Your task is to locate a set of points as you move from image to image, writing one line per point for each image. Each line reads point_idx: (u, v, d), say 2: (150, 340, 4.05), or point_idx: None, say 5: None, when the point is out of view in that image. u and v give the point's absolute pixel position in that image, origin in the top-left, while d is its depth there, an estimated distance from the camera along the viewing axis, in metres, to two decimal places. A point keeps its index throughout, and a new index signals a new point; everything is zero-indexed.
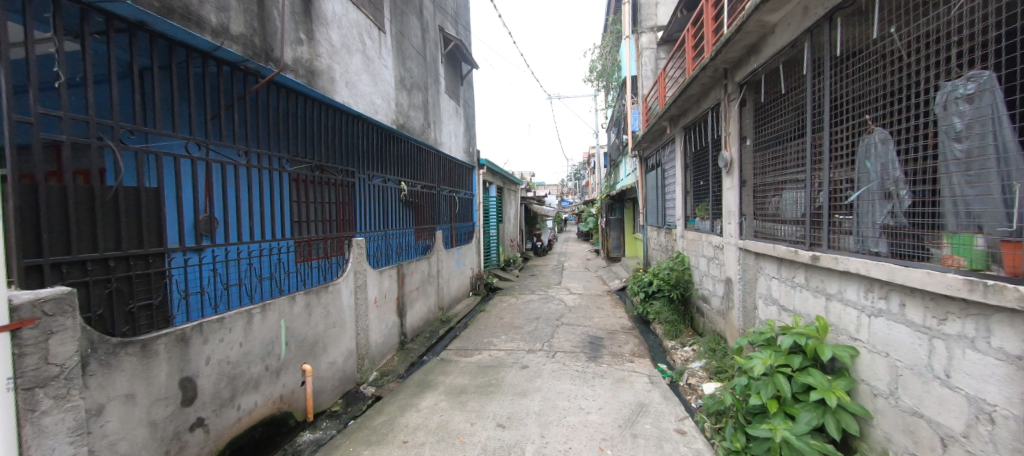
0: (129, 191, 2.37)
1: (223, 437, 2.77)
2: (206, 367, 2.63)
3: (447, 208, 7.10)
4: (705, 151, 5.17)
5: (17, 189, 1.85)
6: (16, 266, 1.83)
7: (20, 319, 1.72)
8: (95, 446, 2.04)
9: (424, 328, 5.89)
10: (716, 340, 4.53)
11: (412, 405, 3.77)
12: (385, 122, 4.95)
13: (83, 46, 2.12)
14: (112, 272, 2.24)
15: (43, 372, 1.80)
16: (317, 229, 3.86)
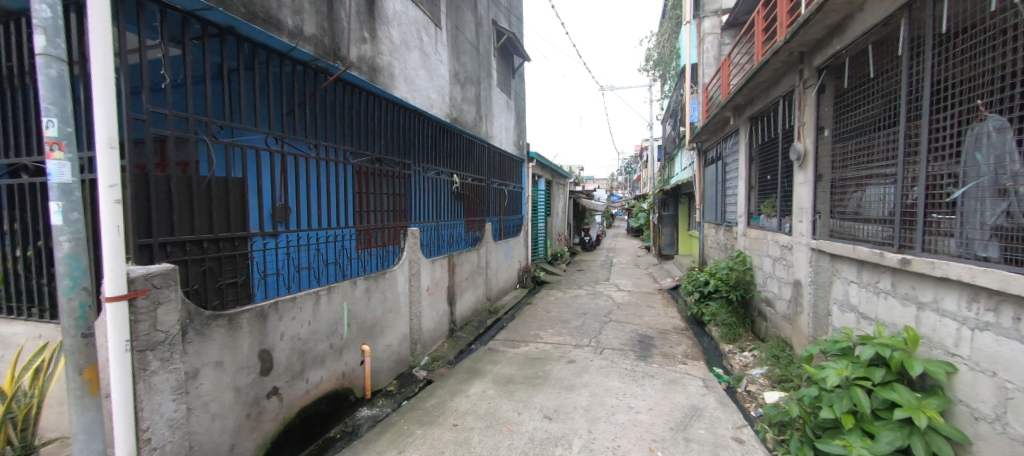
0: (219, 181, 2.61)
1: (294, 406, 3.01)
2: (281, 341, 2.87)
3: (497, 201, 7.18)
4: (774, 144, 4.83)
5: (133, 179, 2.11)
6: (132, 245, 2.10)
7: (135, 290, 1.98)
8: (192, 405, 2.30)
9: (473, 318, 6.02)
10: (780, 346, 4.26)
11: (461, 390, 3.89)
12: (440, 116, 5.09)
13: (186, 50, 2.36)
14: (205, 253, 2.50)
15: (152, 337, 2.06)
16: (376, 219, 4.06)
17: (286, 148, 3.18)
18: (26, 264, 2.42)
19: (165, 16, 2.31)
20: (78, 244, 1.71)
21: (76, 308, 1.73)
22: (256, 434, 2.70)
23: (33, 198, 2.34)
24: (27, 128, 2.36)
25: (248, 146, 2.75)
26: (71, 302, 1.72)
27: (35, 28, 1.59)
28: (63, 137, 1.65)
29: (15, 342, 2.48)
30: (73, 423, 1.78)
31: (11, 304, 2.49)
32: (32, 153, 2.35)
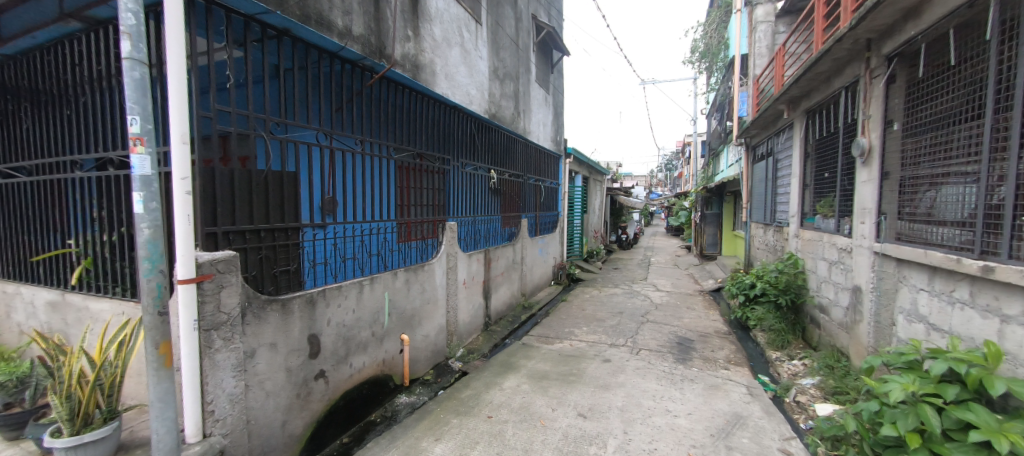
0: (275, 175, 2.77)
1: (339, 389, 3.16)
2: (328, 327, 3.01)
3: (534, 197, 7.17)
4: (834, 139, 4.53)
5: (202, 172, 2.28)
6: (199, 232, 2.28)
7: (202, 274, 2.16)
8: (249, 382, 2.47)
9: (507, 313, 6.06)
10: (834, 356, 4.03)
11: (496, 383, 3.94)
12: (479, 112, 5.14)
13: (247, 51, 2.51)
14: (262, 241, 2.67)
15: (217, 317, 2.23)
16: (416, 212, 4.16)
17: (334, 144, 3.32)
18: (111, 248, 2.67)
19: (229, 20, 2.46)
20: (156, 231, 1.86)
21: (153, 288, 1.89)
22: (304, 413, 2.86)
23: (117, 188, 2.58)
24: (113, 126, 2.59)
25: (301, 142, 2.89)
26: (149, 282, 1.88)
27: (122, 34, 1.75)
28: (145, 133, 1.81)
29: (101, 318, 2.75)
30: (150, 390, 1.95)
31: (99, 283, 2.77)
32: (116, 147, 2.58)
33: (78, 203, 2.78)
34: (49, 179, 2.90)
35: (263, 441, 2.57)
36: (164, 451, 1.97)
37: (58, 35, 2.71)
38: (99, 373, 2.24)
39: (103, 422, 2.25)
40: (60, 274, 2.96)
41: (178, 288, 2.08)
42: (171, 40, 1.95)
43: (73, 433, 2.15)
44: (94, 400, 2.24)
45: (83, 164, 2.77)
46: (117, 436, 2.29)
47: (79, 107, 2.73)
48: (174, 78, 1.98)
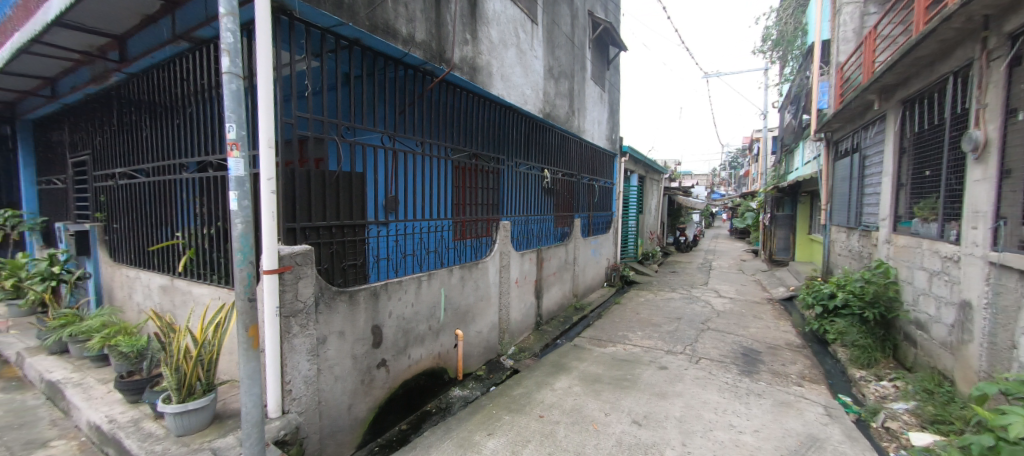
0: (345, 175, 2.97)
1: (399, 378, 3.33)
2: (390, 319, 3.17)
3: (587, 196, 7.08)
4: (939, 131, 4.04)
5: (284, 173, 2.51)
6: (280, 227, 2.51)
7: (284, 265, 2.39)
8: (321, 366, 2.68)
9: (559, 313, 6.03)
10: (934, 380, 3.59)
11: (548, 383, 3.94)
12: (534, 112, 5.16)
13: (323, 61, 2.72)
14: (333, 237, 2.87)
15: (294, 305, 2.46)
16: (471, 211, 4.26)
17: (397, 146, 3.50)
18: (210, 240, 3.00)
19: (308, 33, 2.70)
20: (247, 226, 2.05)
21: (245, 277, 2.08)
22: (368, 398, 3.04)
23: (216, 188, 2.89)
24: (212, 132, 2.91)
25: (368, 145, 3.07)
26: (241, 271, 2.07)
27: (222, 50, 1.95)
28: (240, 139, 2.01)
29: (200, 301, 3.09)
30: (239, 368, 2.14)
31: (201, 271, 3.12)
32: (215, 152, 2.90)
33: (185, 201, 3.15)
34: (160, 180, 3.32)
35: (331, 421, 2.77)
36: (249, 424, 2.16)
37: (171, 54, 3.09)
38: (201, 351, 2.54)
39: (203, 393, 2.57)
40: (170, 261, 3.37)
41: (263, 276, 2.31)
42: (261, 54, 2.15)
43: (181, 401, 2.48)
44: (196, 373, 2.55)
45: (188, 167, 3.15)
46: (213, 406, 2.61)
47: (186, 117, 3.09)
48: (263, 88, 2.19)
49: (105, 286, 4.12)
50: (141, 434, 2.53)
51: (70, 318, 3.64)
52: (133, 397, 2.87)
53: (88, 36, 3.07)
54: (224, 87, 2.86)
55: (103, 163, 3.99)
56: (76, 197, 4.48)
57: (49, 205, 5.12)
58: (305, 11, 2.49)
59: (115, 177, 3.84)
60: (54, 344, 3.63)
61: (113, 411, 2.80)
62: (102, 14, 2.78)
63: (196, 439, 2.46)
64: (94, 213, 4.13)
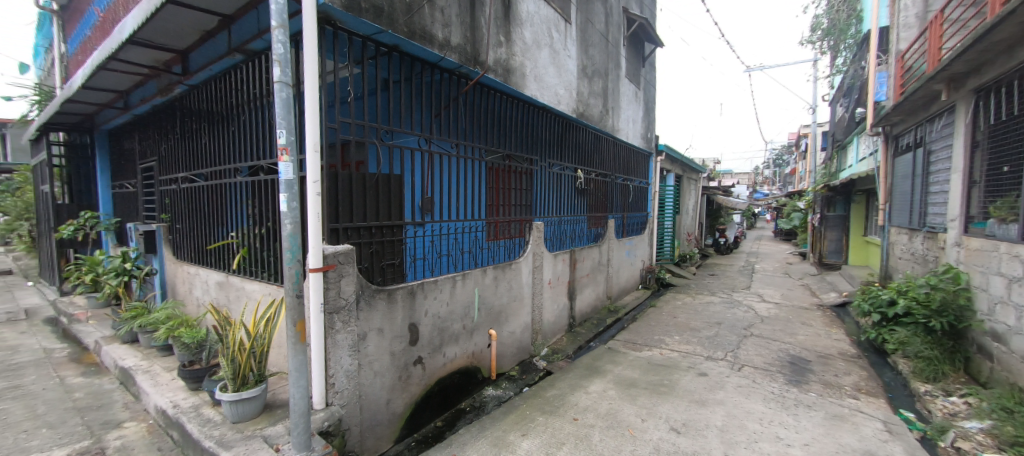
0: (384, 177, 3.07)
1: (435, 375, 3.40)
2: (426, 317, 3.25)
3: (621, 197, 6.95)
4: (1020, 122, 3.68)
5: (328, 175, 2.63)
6: (324, 228, 2.63)
7: (328, 264, 2.50)
8: (362, 361, 2.78)
9: (592, 315, 5.96)
10: (1013, 397, 3.27)
11: (582, 386, 3.91)
12: (567, 112, 5.13)
13: (364, 67, 2.83)
14: (372, 237, 2.97)
15: (336, 302, 2.57)
16: (505, 212, 4.29)
17: (433, 148, 3.57)
18: (261, 240, 3.17)
19: (350, 42, 2.82)
20: (296, 227, 2.18)
21: (293, 274, 2.21)
22: (405, 394, 3.12)
23: (267, 190, 3.06)
24: (263, 138, 3.09)
25: (406, 147, 3.16)
26: (290, 269, 2.20)
27: (274, 61, 2.09)
28: (290, 144, 2.15)
29: (252, 297, 3.27)
30: (288, 360, 2.28)
31: (253, 269, 3.30)
32: (266, 156, 3.07)
33: (239, 203, 3.35)
34: (216, 183, 3.55)
35: (370, 415, 2.86)
36: (296, 413, 2.28)
37: (228, 65, 3.29)
38: (253, 344, 2.70)
39: (255, 383, 2.73)
40: (225, 259, 3.59)
41: (309, 275, 2.41)
42: (308, 63, 2.28)
43: (236, 390, 2.65)
44: (249, 365, 2.72)
45: (242, 171, 3.35)
46: (264, 396, 2.77)
47: (240, 124, 3.29)
48: (310, 95, 2.31)
49: (168, 282, 4.44)
50: (200, 419, 2.72)
51: (140, 310, 3.96)
52: (193, 384, 3.09)
53: (156, 52, 3.31)
54: (276, 95, 3.02)
55: (167, 168, 4.31)
56: (144, 200, 4.86)
57: (121, 207, 5.57)
58: (348, 21, 2.61)
59: (178, 181, 4.13)
60: (125, 334, 3.93)
61: (177, 397, 3.01)
62: (167, 31, 3.00)
63: (249, 426, 2.63)
64: (160, 214, 4.46)
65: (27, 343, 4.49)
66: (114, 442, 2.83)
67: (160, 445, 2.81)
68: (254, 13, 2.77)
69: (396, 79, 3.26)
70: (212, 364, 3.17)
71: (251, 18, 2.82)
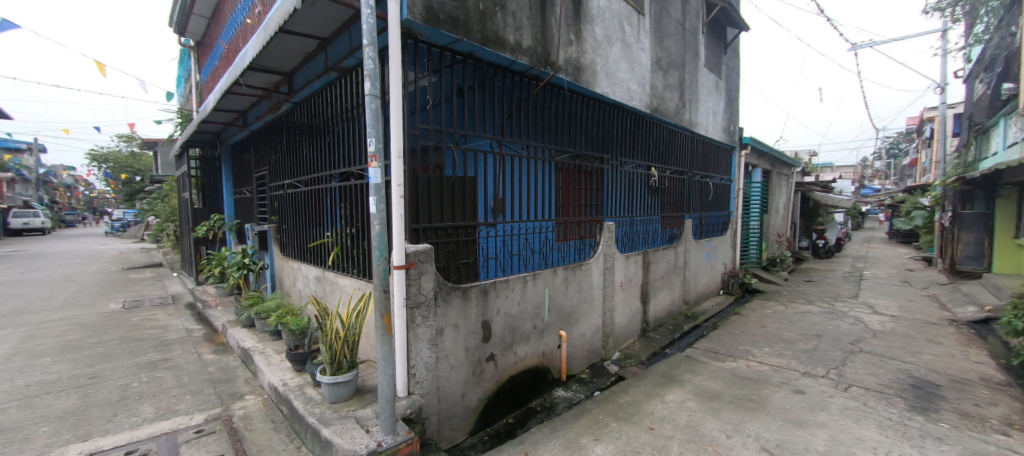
0: (458, 180, 3.21)
1: (507, 372, 3.48)
2: (498, 315, 3.34)
3: (700, 195, 6.53)
4: None
5: (410, 179, 2.84)
6: (406, 228, 2.83)
7: (410, 261, 2.68)
8: (440, 354, 2.94)
9: (667, 320, 5.68)
10: None
11: (658, 394, 3.75)
12: (640, 108, 4.94)
13: (441, 76, 3.00)
14: (448, 237, 3.12)
15: (416, 298, 2.74)
16: (574, 212, 4.26)
17: (504, 150, 3.66)
18: (353, 238, 3.48)
19: (429, 53, 3.01)
20: (383, 227, 2.39)
21: (380, 270, 2.43)
22: (479, 389, 3.23)
23: (357, 194, 3.35)
24: (354, 146, 3.39)
25: (479, 151, 3.28)
26: (379, 266, 2.42)
27: (365, 76, 2.32)
28: (378, 151, 2.37)
29: (344, 290, 3.59)
30: (376, 350, 2.49)
31: (345, 265, 3.63)
32: (357, 163, 3.37)
33: (334, 205, 3.71)
34: (314, 188, 3.96)
35: (447, 406, 3.01)
36: (383, 399, 2.50)
37: (325, 82, 3.64)
38: (347, 333, 2.98)
39: (348, 368, 3.00)
40: (322, 256, 3.99)
41: (393, 271, 2.58)
42: (393, 76, 2.49)
43: (333, 374, 2.95)
44: (343, 352, 3.00)
45: (335, 176, 3.70)
46: (356, 381, 3.05)
47: (334, 135, 3.64)
48: (395, 105, 2.50)
49: (276, 276, 5.03)
50: (305, 397, 3.05)
51: (255, 299, 4.53)
52: (297, 366, 3.48)
53: (268, 75, 3.77)
54: (366, 107, 3.30)
55: (275, 176, 4.88)
56: (258, 204, 5.54)
57: (240, 210, 6.41)
58: (427, 33, 2.79)
59: (285, 187, 4.67)
60: (245, 319, 4.52)
61: (285, 376, 3.41)
62: (277, 56, 3.41)
63: (344, 407, 2.91)
64: (270, 216, 5.06)
65: (174, 323, 5.36)
66: (239, 411, 3.28)
67: (273, 417, 3.21)
68: (347, 33, 3.06)
69: (470, 85, 3.40)
70: (312, 349, 3.54)
71: (345, 39, 3.12)
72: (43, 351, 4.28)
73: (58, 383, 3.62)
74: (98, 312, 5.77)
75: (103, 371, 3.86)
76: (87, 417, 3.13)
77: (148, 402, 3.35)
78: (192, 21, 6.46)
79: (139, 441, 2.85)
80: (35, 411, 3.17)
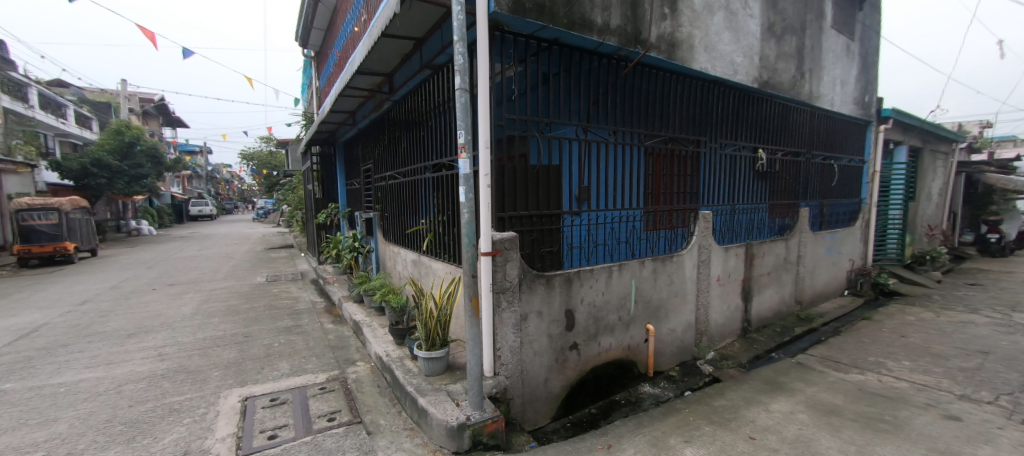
0: (543, 169, 3.24)
1: (590, 363, 3.46)
2: (583, 304, 3.32)
3: (821, 179, 5.66)
4: None
5: (497, 169, 2.94)
6: (493, 216, 2.96)
7: (496, 248, 2.80)
8: (525, 339, 3.04)
9: (774, 321, 5.07)
10: None
11: (761, 403, 3.40)
12: (747, 82, 4.42)
13: (527, 65, 3.04)
14: (533, 225, 3.18)
15: (502, 283, 2.87)
16: (665, 200, 4.01)
17: (590, 136, 3.57)
18: (444, 225, 3.72)
19: (516, 44, 3.06)
20: (471, 215, 2.58)
21: (469, 256, 2.60)
22: (561, 376, 3.27)
23: (448, 184, 3.57)
24: (446, 139, 3.61)
25: (564, 138, 3.25)
26: (467, 252, 2.61)
27: (456, 71, 2.47)
28: (467, 143, 2.52)
29: (437, 274, 3.88)
30: (466, 331, 2.70)
31: (438, 251, 3.91)
32: (448, 155, 3.59)
33: (428, 195, 4.01)
34: (412, 179, 4.32)
35: (531, 390, 3.11)
36: (471, 377, 2.69)
37: (421, 79, 3.91)
38: (440, 313, 3.23)
39: (440, 346, 3.27)
40: (418, 242, 4.34)
41: (481, 258, 2.73)
42: (482, 68, 2.61)
43: (428, 349, 3.23)
44: (437, 330, 3.26)
45: (429, 168, 3.97)
46: (447, 357, 3.30)
47: (429, 128, 3.90)
48: (484, 97, 2.63)
49: (380, 258, 5.61)
50: (404, 368, 3.39)
51: (364, 278, 5.11)
52: (398, 340, 3.86)
53: (372, 77, 4.16)
54: (455, 101, 3.48)
55: (379, 168, 5.40)
56: (365, 195, 6.19)
57: (351, 199, 7.21)
58: (514, 23, 2.85)
59: (387, 179, 5.15)
60: (356, 295, 5.14)
61: (388, 348, 3.81)
62: (380, 59, 3.75)
63: (436, 380, 3.17)
64: (375, 205, 5.63)
65: (302, 295, 6.30)
66: (352, 375, 3.77)
67: (379, 383, 3.63)
68: (438, 33, 3.24)
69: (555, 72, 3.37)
70: (410, 325, 3.91)
71: (437, 37, 3.30)
72: (213, 313, 5.37)
73: (224, 339, 4.52)
74: (249, 284, 7.02)
75: (254, 332, 4.72)
76: (244, 367, 3.86)
77: (285, 360, 4.02)
78: (313, 34, 7.37)
79: (280, 391, 3.45)
80: (210, 359, 4.02)
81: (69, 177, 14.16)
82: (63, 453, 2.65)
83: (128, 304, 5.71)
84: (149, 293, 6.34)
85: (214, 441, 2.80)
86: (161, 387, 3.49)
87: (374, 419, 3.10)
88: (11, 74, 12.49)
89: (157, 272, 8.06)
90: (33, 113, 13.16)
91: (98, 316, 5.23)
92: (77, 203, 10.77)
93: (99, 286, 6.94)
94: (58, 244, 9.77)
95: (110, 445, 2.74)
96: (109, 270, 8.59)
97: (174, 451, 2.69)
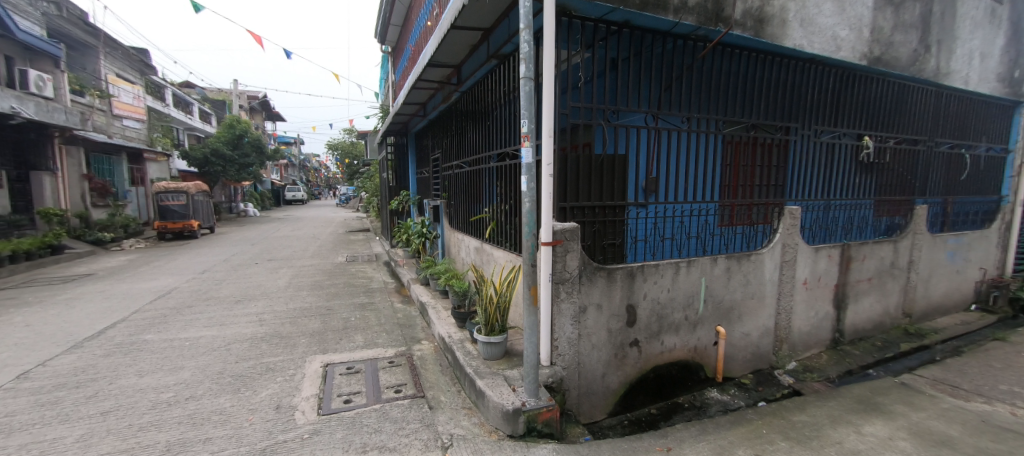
0: (608, 158, 3.13)
1: (651, 361, 3.31)
2: (645, 300, 3.18)
3: (946, 171, 4.80)
4: None
5: (560, 159, 2.90)
6: (555, 206, 2.92)
7: (557, 239, 2.77)
8: (583, 332, 2.99)
9: (873, 334, 4.45)
10: None
11: (851, 423, 3.02)
12: (855, 59, 3.83)
13: (595, 51, 2.92)
14: (596, 217, 3.09)
15: (560, 274, 2.83)
16: (744, 193, 3.68)
17: (661, 124, 3.37)
18: (506, 214, 3.77)
19: (584, 28, 2.94)
20: (533, 205, 2.58)
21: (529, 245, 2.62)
22: (620, 372, 3.19)
23: (512, 173, 3.61)
24: (511, 128, 3.63)
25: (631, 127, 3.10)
26: (527, 241, 2.63)
27: (521, 59, 2.46)
28: (530, 132, 2.51)
29: (498, 261, 3.96)
30: (524, 319, 2.73)
31: (500, 239, 3.98)
32: (512, 144, 3.61)
33: (492, 184, 4.09)
34: (477, 168, 4.44)
35: (587, 383, 3.07)
36: (528, 364, 2.72)
37: (488, 70, 3.98)
38: (499, 299, 3.30)
39: (499, 331, 3.33)
40: (481, 230, 4.46)
41: (542, 247, 2.72)
42: (549, 56, 2.57)
43: (487, 334, 3.31)
44: (496, 316, 3.33)
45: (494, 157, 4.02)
46: (505, 343, 3.37)
47: (494, 118, 3.95)
48: (550, 85, 2.59)
49: (446, 244, 5.86)
50: (465, 350, 3.54)
51: (430, 262, 5.38)
52: (460, 323, 4.03)
53: (442, 69, 4.31)
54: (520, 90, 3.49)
55: (447, 158, 5.61)
56: (434, 183, 6.48)
57: (421, 186, 7.59)
58: (582, 7, 2.74)
59: (453, 168, 5.34)
60: (422, 278, 5.43)
61: (450, 330, 3.99)
62: (450, 51, 3.86)
63: (494, 365, 3.26)
64: (442, 192, 5.87)
65: (376, 275, 6.81)
66: (417, 352, 4.01)
67: (441, 361, 3.83)
68: (505, 22, 3.25)
69: (625, 57, 3.20)
70: (471, 310, 4.06)
71: (504, 26, 3.31)
72: (302, 286, 6.04)
73: (310, 310, 5.06)
74: (331, 263, 7.73)
75: (334, 306, 5.23)
76: (326, 337, 4.30)
77: (359, 334, 4.39)
78: (390, 30, 7.79)
79: (355, 361, 3.79)
80: (298, 327, 4.53)
81: (192, 164, 16.74)
82: (187, 395, 3.17)
83: (236, 275, 6.60)
84: (253, 266, 7.27)
85: (301, 399, 3.16)
86: (260, 348, 4.02)
87: (435, 395, 3.28)
88: (152, 77, 14.86)
89: (260, 249, 9.19)
90: (168, 110, 15.51)
91: (214, 283, 6.11)
92: (200, 187, 12.62)
93: (215, 258, 8.11)
94: (186, 221, 11.56)
95: (221, 393, 3.23)
96: (224, 245, 9.98)
97: (268, 403, 3.09)
